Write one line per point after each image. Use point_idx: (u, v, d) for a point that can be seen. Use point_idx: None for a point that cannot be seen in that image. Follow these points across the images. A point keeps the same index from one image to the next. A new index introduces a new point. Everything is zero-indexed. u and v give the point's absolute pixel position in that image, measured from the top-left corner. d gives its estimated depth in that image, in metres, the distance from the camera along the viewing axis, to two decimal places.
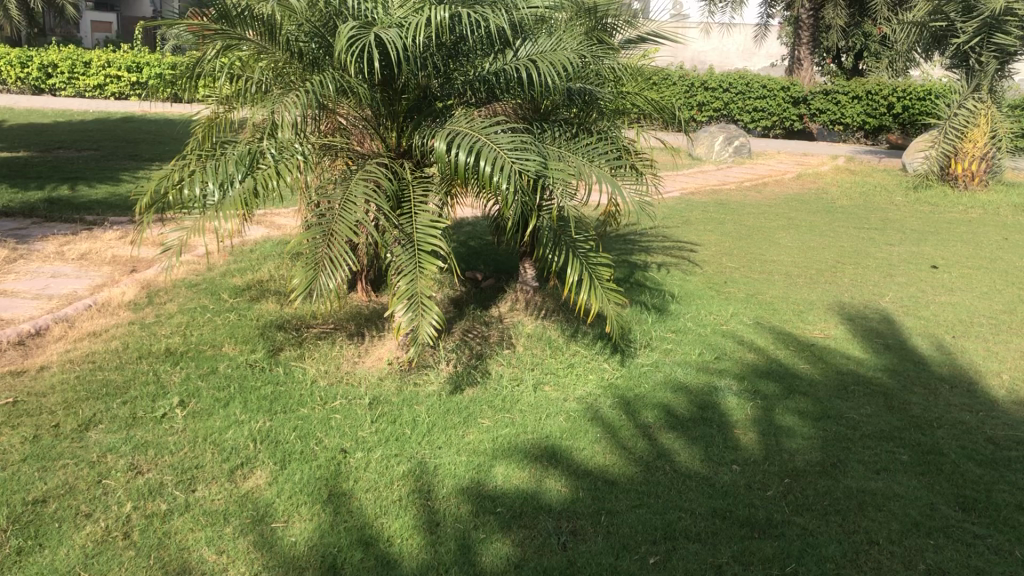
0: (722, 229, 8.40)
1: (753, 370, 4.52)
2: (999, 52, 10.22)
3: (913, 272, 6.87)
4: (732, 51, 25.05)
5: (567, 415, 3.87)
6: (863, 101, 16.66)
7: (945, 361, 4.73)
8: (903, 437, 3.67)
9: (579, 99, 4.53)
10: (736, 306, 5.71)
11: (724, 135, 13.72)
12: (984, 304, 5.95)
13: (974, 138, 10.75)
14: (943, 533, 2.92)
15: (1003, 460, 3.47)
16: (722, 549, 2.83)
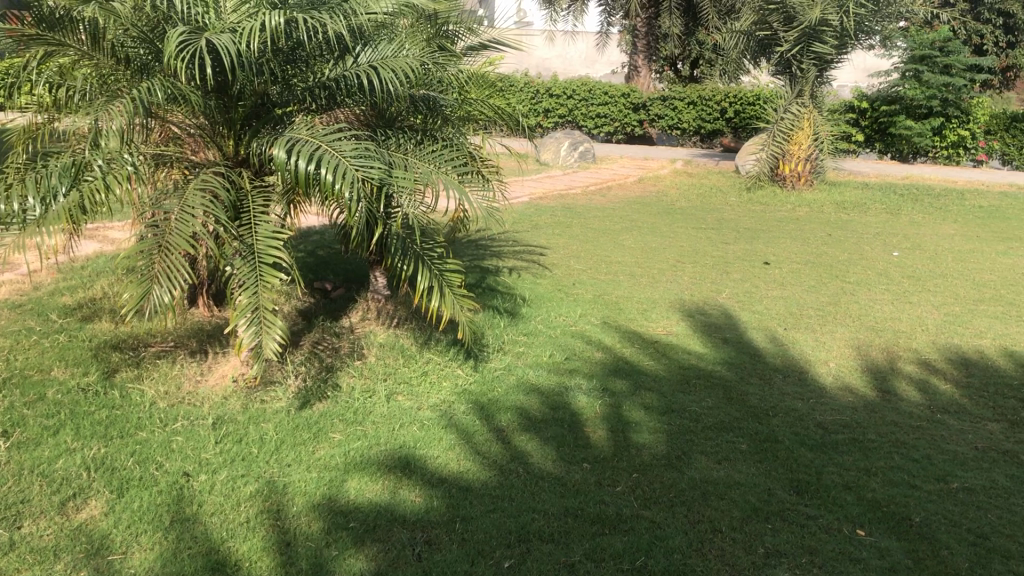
0: (569, 232, 8.57)
1: (601, 368, 4.63)
2: (818, 59, 10.93)
3: (747, 269, 7.22)
4: (575, 58, 25.64)
5: (420, 424, 3.83)
6: (698, 106, 17.40)
7: (778, 352, 4.99)
8: (742, 427, 3.85)
9: (423, 106, 4.49)
10: (584, 307, 5.84)
11: (569, 140, 14.03)
12: (811, 297, 6.33)
13: (799, 140, 11.45)
14: (779, 516, 3.08)
15: (831, 443, 3.69)
16: (575, 548, 2.87)
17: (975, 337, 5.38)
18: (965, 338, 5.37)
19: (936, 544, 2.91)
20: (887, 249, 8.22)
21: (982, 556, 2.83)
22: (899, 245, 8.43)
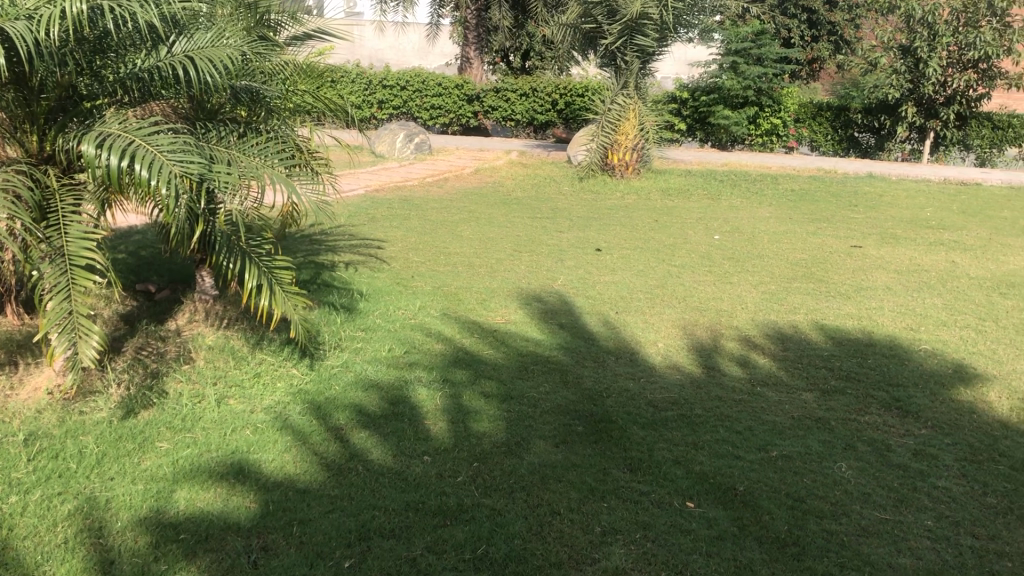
0: (405, 224, 8.52)
1: (440, 360, 4.63)
2: (640, 52, 11.31)
3: (580, 256, 7.40)
4: (408, 50, 25.46)
5: (254, 427, 3.71)
6: (530, 98, 17.68)
7: (611, 335, 5.14)
8: (577, 410, 3.94)
9: (245, 97, 4.34)
10: (422, 299, 5.82)
11: (404, 132, 13.87)
12: (640, 281, 6.56)
13: (626, 130, 11.84)
14: (614, 495, 3.17)
15: (662, 420, 3.84)
16: (416, 542, 2.86)
17: (789, 313, 5.74)
18: (780, 314, 5.71)
19: (759, 509, 3.07)
20: (709, 232, 8.62)
21: (799, 518, 3.02)
22: (720, 228, 8.87)
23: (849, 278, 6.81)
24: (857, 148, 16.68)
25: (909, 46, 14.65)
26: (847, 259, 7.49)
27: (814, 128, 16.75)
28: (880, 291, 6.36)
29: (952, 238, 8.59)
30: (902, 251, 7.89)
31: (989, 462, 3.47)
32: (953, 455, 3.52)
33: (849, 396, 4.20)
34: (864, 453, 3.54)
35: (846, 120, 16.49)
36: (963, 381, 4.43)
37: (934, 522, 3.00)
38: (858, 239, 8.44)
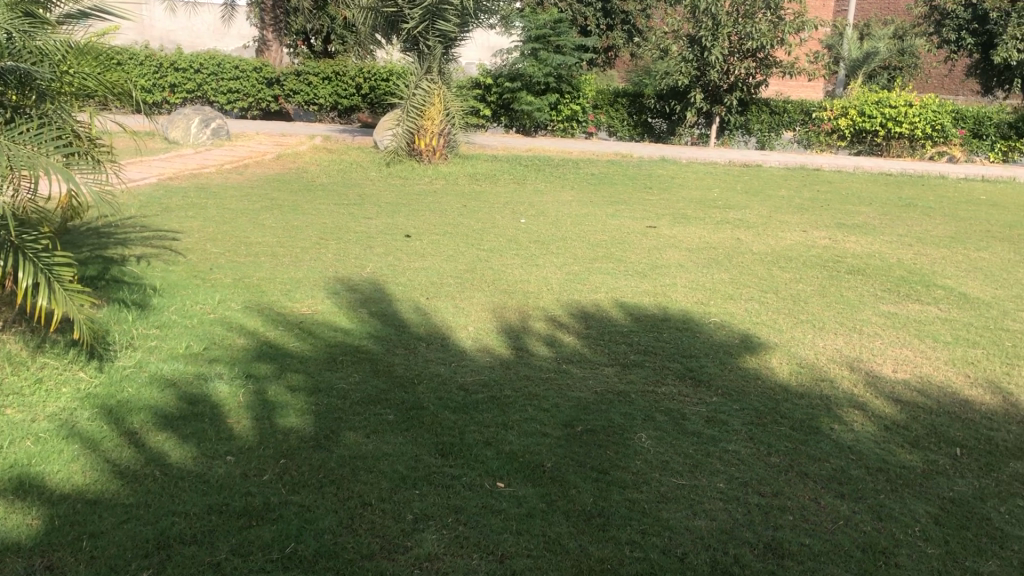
0: (203, 214, 8.12)
1: (243, 355, 4.45)
2: (442, 36, 11.34)
3: (388, 242, 7.34)
4: (203, 31, 24.29)
5: (37, 437, 3.43)
6: (332, 82, 17.29)
7: (421, 321, 5.13)
8: (387, 398, 3.91)
9: (12, 80, 3.95)
10: (223, 292, 5.57)
11: (199, 117, 13.23)
12: (448, 265, 6.59)
13: (431, 116, 11.83)
14: (426, 481, 3.17)
15: (472, 403, 3.87)
16: (219, 546, 2.74)
17: (592, 292, 5.94)
18: (583, 293, 5.90)
19: (565, 484, 3.16)
20: (515, 216, 8.77)
21: (603, 490, 3.13)
22: (525, 212, 9.04)
23: (646, 257, 7.14)
24: (651, 133, 17.51)
25: (695, 36, 15.49)
26: (644, 239, 7.83)
27: (612, 114, 17.35)
28: (674, 269, 6.71)
29: (737, 217, 9.17)
30: (693, 231, 8.34)
31: (772, 424, 3.74)
32: (741, 419, 3.77)
33: (648, 369, 4.40)
34: (662, 422, 3.73)
35: (640, 106, 17.24)
36: (749, 350, 4.75)
37: (726, 483, 3.19)
38: (653, 220, 8.85)
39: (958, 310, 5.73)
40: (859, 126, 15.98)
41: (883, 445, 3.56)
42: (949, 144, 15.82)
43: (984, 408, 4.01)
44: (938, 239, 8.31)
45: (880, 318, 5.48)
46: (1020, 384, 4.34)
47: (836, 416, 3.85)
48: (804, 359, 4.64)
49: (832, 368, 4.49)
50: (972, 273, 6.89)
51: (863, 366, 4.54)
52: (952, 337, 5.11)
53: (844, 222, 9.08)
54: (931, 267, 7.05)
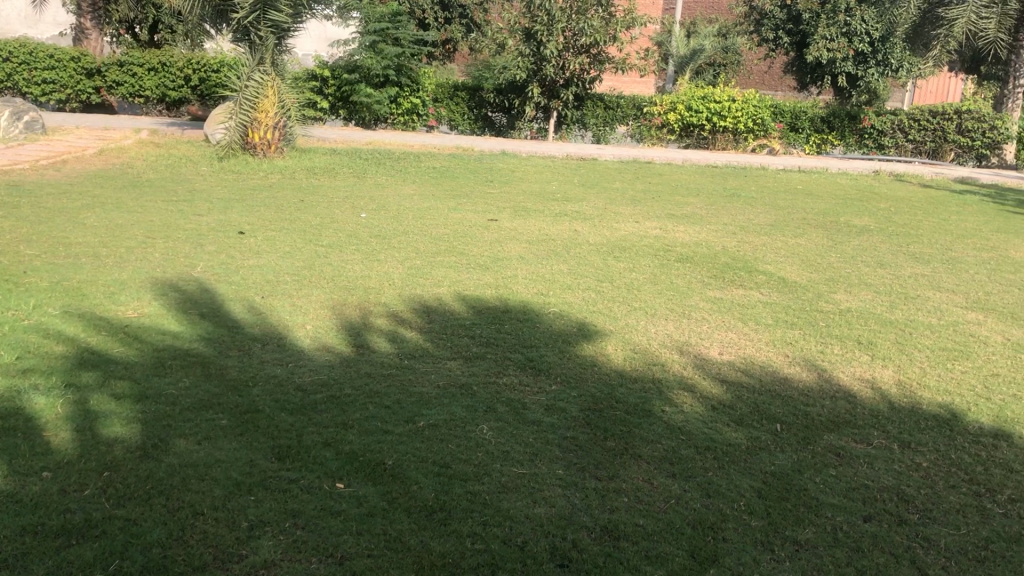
0: (15, 213, 7.55)
1: (61, 363, 4.17)
2: (275, 27, 11.05)
3: (221, 240, 7.06)
4: (13, 17, 22.64)
5: None
6: (159, 73, 16.48)
7: (256, 321, 4.97)
8: (220, 403, 3.76)
9: None
10: (38, 296, 5.20)
11: (9, 109, 12.33)
12: (285, 263, 6.40)
13: (265, 108, 11.46)
14: (261, 486, 3.07)
15: (310, 404, 3.78)
16: (35, 569, 2.56)
17: (433, 286, 5.93)
18: (424, 287, 5.88)
19: (407, 481, 3.14)
20: (355, 211, 8.64)
21: (445, 484, 3.13)
22: (365, 206, 8.91)
23: (487, 250, 7.19)
24: (491, 128, 17.66)
25: (531, 30, 15.72)
26: (484, 232, 7.89)
27: (452, 108, 17.38)
28: (514, 261, 6.79)
29: (575, 209, 9.38)
30: (532, 223, 8.47)
31: (608, 409, 3.85)
32: (579, 406, 3.86)
33: (489, 361, 4.44)
34: (502, 413, 3.76)
35: (480, 100, 17.34)
36: (586, 338, 4.87)
37: (564, 470, 3.26)
38: (493, 213, 8.92)
39: (778, 294, 6.08)
40: (687, 120, 16.68)
41: (711, 425, 3.73)
42: (769, 138, 16.95)
43: (801, 384, 4.28)
44: (759, 227, 8.79)
45: (708, 303, 5.74)
46: (833, 361, 4.65)
47: (667, 398, 4.00)
48: (638, 344, 4.80)
49: (663, 353, 4.67)
50: (790, 258, 7.32)
51: (692, 350, 4.75)
52: (771, 319, 5.43)
53: (674, 212, 9.47)
54: (754, 253, 7.45)
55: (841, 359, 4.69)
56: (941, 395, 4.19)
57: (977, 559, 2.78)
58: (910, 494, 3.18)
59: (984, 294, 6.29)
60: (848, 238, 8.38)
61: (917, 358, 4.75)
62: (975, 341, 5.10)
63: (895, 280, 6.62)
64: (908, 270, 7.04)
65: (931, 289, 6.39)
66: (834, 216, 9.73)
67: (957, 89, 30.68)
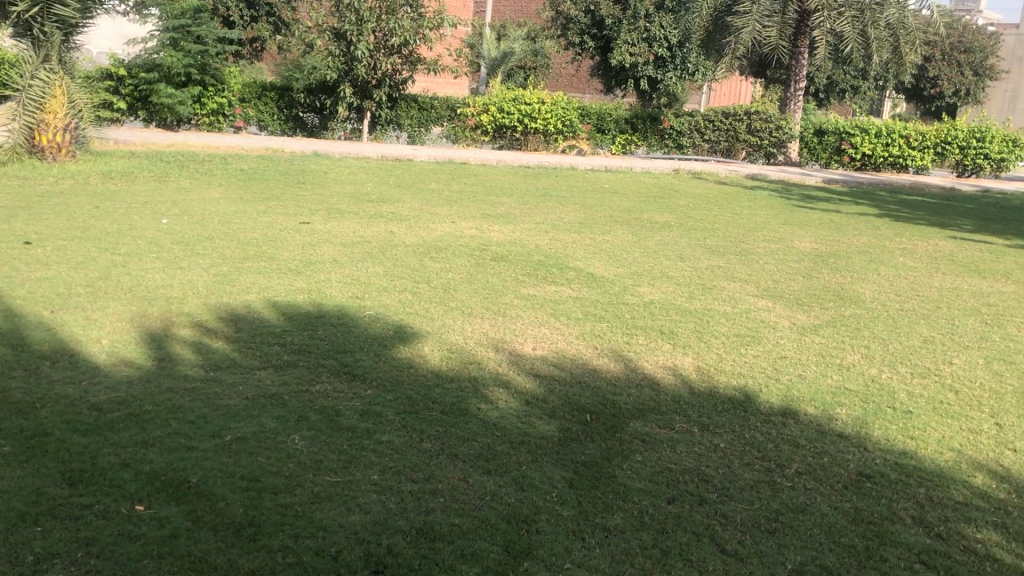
0: None
1: None
2: (60, 22, 10.48)
3: (4, 250, 6.51)
4: None
5: None
6: None
7: (44, 337, 4.61)
8: (2, 429, 3.45)
9: None
10: None
11: None
12: (78, 273, 5.98)
13: (53, 109, 10.61)
14: (51, 515, 2.85)
15: (106, 424, 3.54)
16: None
17: (243, 293, 5.72)
18: (232, 295, 5.65)
19: (213, 498, 3.01)
20: (157, 217, 8.19)
21: (254, 498, 3.02)
22: (168, 211, 8.47)
23: (299, 253, 7.01)
24: (303, 128, 17.22)
25: (340, 30, 15.46)
26: (296, 235, 7.69)
27: (260, 108, 16.78)
28: (327, 264, 6.66)
29: (390, 210, 9.31)
30: (346, 225, 8.34)
31: (423, 410, 3.83)
32: (394, 409, 3.83)
33: (302, 369, 4.32)
34: (315, 421, 3.67)
35: (291, 100, 16.87)
36: (402, 340, 4.84)
37: (379, 475, 3.22)
38: (306, 216, 8.71)
39: (587, 289, 6.27)
40: (499, 121, 16.96)
41: (525, 419, 3.79)
42: (577, 138, 17.50)
43: (610, 375, 4.43)
44: (570, 225, 9.05)
45: (522, 300, 5.86)
46: (639, 351, 4.86)
47: (482, 396, 4.04)
48: (453, 344, 4.82)
49: (479, 351, 4.72)
50: (599, 254, 7.57)
51: (507, 347, 4.82)
52: (582, 313, 5.60)
53: (489, 212, 9.59)
54: (565, 250, 7.67)
55: (645, 349, 4.90)
56: (736, 378, 4.47)
57: (769, 531, 2.98)
58: (709, 473, 3.36)
59: (773, 282, 6.77)
60: (652, 234, 8.79)
61: (714, 344, 5.05)
62: (766, 326, 5.47)
63: (694, 272, 7.00)
64: (705, 262, 7.46)
65: (726, 279, 6.80)
66: (639, 213, 10.16)
67: (748, 92, 32.86)
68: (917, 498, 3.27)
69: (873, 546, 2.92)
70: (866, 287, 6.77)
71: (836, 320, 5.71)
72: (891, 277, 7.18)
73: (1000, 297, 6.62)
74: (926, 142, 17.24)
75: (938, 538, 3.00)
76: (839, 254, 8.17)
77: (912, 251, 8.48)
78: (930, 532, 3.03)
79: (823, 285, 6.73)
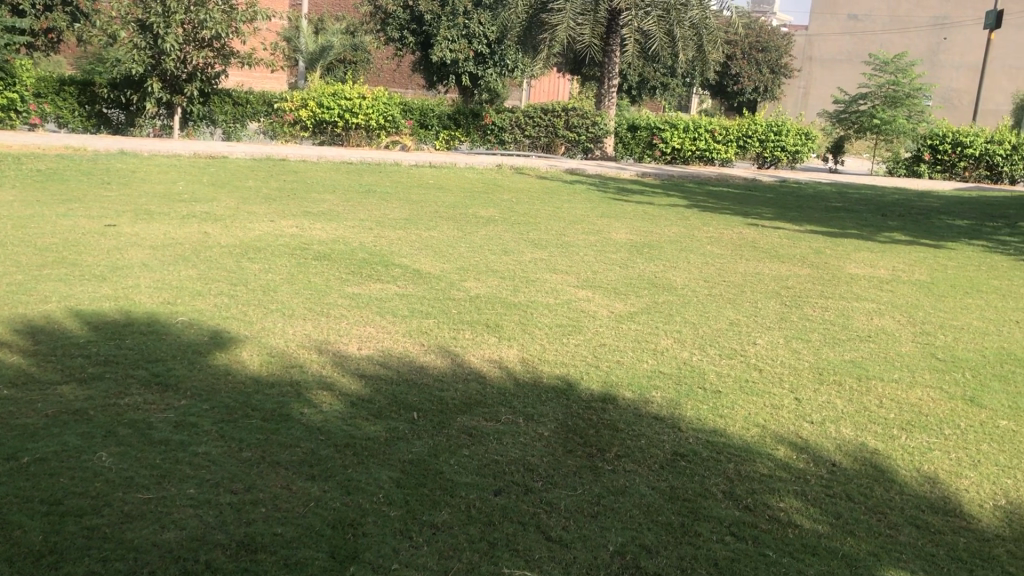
0: None
1: None
2: None
3: None
4: None
5: None
6: None
7: None
8: None
9: None
10: None
11: None
12: None
13: None
14: None
15: None
16: None
17: (40, 303, 5.30)
18: (27, 305, 5.23)
19: (9, 526, 2.77)
20: None
21: (56, 523, 2.81)
22: None
23: (104, 258, 6.58)
24: (108, 125, 16.13)
25: (145, 21, 14.64)
26: (101, 239, 7.21)
27: (59, 104, 15.62)
28: (136, 269, 6.29)
29: (204, 210, 8.91)
30: (157, 227, 7.91)
31: (243, 418, 3.69)
32: (211, 419, 3.67)
33: (108, 381, 4.05)
34: (124, 436, 3.46)
35: (92, 95, 15.80)
36: (218, 346, 4.65)
37: (196, 488, 3.08)
38: (112, 218, 8.18)
39: (412, 286, 6.24)
40: (319, 117, 16.63)
41: (350, 421, 3.73)
42: (400, 134, 17.42)
43: (436, 371, 4.43)
44: (394, 222, 8.97)
45: (346, 299, 5.75)
46: (464, 346, 4.88)
47: (304, 400, 3.94)
48: (274, 347, 4.67)
49: (301, 353, 4.60)
50: (423, 250, 7.56)
51: (330, 348, 4.72)
52: (407, 310, 5.57)
53: (310, 211, 9.36)
54: (389, 248, 7.60)
55: (470, 343, 4.93)
56: (558, 368, 4.57)
57: (591, 515, 3.06)
58: (534, 462, 3.43)
59: (592, 273, 6.98)
60: (476, 229, 8.86)
61: (537, 335, 5.15)
62: (586, 316, 5.64)
63: (517, 266, 7.11)
64: (528, 255, 7.59)
65: (548, 272, 6.94)
66: (464, 209, 10.21)
67: (566, 89, 33.73)
68: (727, 472, 3.46)
69: (687, 522, 3.06)
70: (678, 274, 7.09)
71: (651, 307, 5.97)
72: (700, 265, 7.56)
73: (797, 280, 7.11)
74: (730, 136, 18.38)
75: (746, 510, 3.18)
76: (653, 244, 8.51)
77: (719, 240, 8.97)
78: (739, 505, 3.21)
79: (638, 275, 7.00)
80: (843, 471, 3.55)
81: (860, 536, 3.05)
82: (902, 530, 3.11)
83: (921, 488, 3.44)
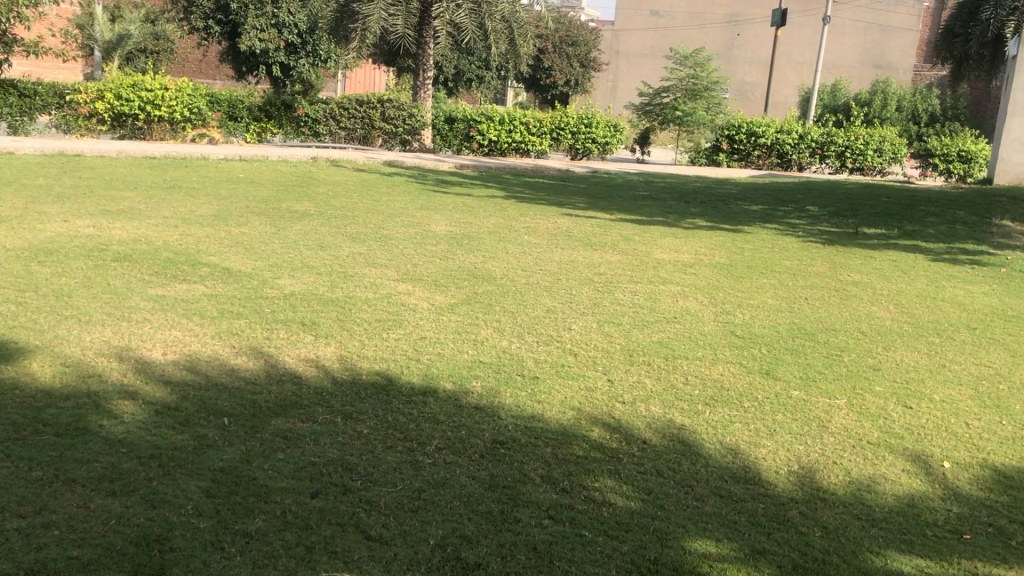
0: None
1: None
2: None
3: None
4: None
5: None
6: None
7: None
8: None
9: None
10: None
11: None
12: None
13: None
14: None
15: None
16: None
17: None
18: None
19: None
20: None
21: None
22: None
23: None
24: None
25: None
26: None
27: None
28: None
29: None
30: None
31: (33, 435, 3.41)
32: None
33: None
34: None
35: None
36: (4, 359, 4.26)
37: None
38: None
39: (223, 285, 5.98)
40: (117, 110, 15.63)
41: (154, 431, 3.52)
42: (207, 127, 16.68)
43: (248, 374, 4.26)
44: (201, 219, 8.56)
45: (149, 301, 5.44)
46: (279, 345, 4.73)
47: (103, 411, 3.69)
48: (68, 357, 4.34)
49: (99, 362, 4.30)
50: (234, 248, 7.27)
51: (133, 355, 4.44)
52: (217, 311, 5.33)
53: (108, 209, 8.78)
54: (197, 246, 7.25)
55: (285, 343, 4.78)
56: (377, 363, 4.51)
57: (411, 510, 3.04)
58: (352, 461, 3.36)
59: (411, 266, 6.93)
60: (289, 223, 8.61)
61: (356, 332, 5.05)
62: (405, 309, 5.60)
63: (334, 261, 6.97)
64: (346, 250, 7.46)
65: (366, 266, 6.84)
66: (278, 203, 9.90)
67: (381, 80, 33.40)
68: (545, 457, 3.52)
69: (507, 509, 3.09)
70: (496, 264, 7.16)
71: (470, 298, 6.00)
72: (517, 255, 7.68)
73: (610, 267, 7.35)
74: (544, 128, 18.76)
75: (563, 492, 3.25)
76: (471, 235, 8.57)
77: (535, 229, 9.16)
78: (556, 488, 3.28)
79: (457, 266, 7.02)
80: (653, 448, 3.69)
81: (669, 510, 3.19)
82: (707, 501, 3.27)
83: (724, 459, 3.63)
